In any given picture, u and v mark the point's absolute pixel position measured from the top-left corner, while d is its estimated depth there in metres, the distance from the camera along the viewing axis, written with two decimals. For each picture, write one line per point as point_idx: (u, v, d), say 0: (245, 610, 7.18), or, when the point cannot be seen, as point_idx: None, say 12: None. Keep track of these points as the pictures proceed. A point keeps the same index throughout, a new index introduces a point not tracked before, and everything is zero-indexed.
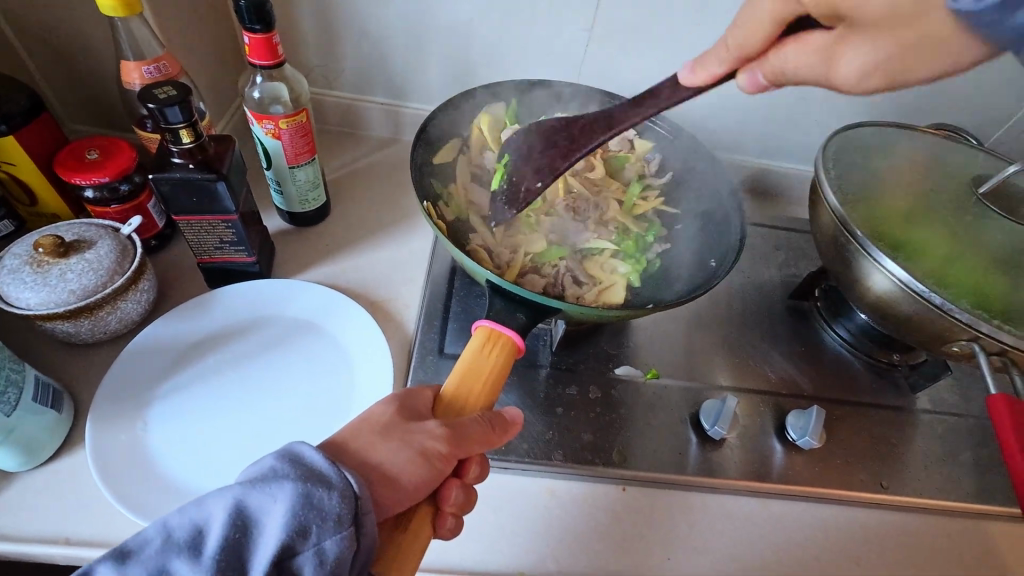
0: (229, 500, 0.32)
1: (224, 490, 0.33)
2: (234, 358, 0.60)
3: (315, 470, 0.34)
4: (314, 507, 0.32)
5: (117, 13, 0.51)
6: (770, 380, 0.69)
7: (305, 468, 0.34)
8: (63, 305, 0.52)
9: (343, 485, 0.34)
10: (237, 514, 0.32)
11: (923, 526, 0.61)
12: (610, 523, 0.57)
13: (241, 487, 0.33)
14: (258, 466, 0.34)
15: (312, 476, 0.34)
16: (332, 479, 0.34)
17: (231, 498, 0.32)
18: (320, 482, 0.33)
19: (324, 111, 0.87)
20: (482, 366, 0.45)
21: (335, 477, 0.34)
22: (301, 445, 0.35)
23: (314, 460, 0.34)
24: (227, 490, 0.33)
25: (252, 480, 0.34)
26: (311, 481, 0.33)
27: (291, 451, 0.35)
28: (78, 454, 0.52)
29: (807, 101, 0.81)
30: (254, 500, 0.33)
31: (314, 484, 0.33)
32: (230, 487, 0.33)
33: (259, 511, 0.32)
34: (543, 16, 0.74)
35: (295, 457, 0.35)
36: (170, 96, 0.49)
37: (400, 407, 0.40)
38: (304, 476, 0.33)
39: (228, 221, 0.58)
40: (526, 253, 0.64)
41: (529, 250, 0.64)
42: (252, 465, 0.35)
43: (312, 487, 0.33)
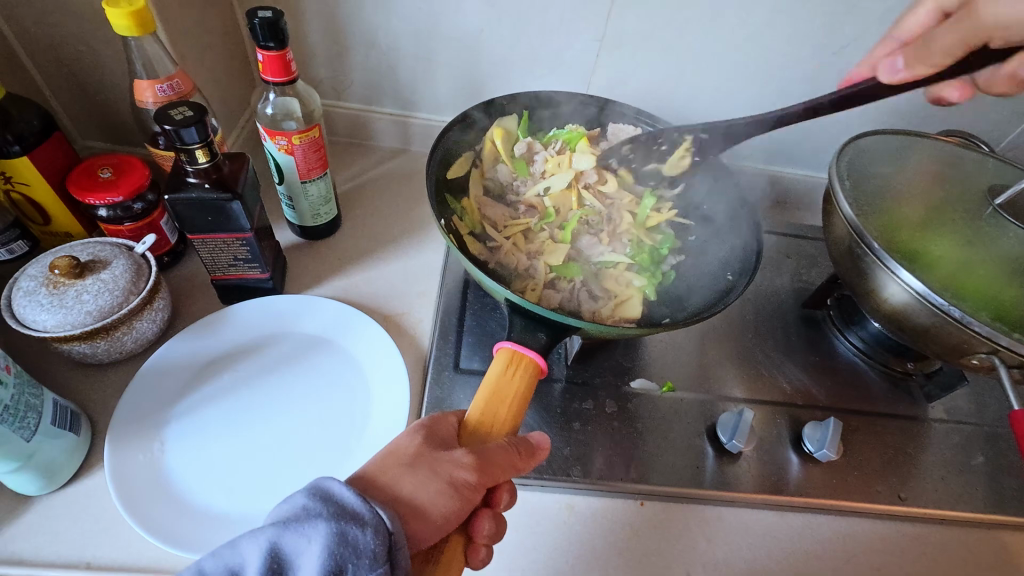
0: (264, 542, 0.32)
1: (256, 533, 0.33)
2: (248, 376, 0.60)
3: (347, 508, 0.34)
4: (349, 545, 0.32)
5: (131, 33, 0.51)
6: (785, 391, 0.69)
7: (337, 505, 0.34)
8: (80, 326, 0.51)
9: (376, 521, 0.34)
10: (272, 556, 0.32)
11: (941, 537, 0.61)
12: (629, 538, 0.57)
13: (274, 529, 0.33)
14: (288, 504, 0.34)
15: (345, 514, 0.34)
16: (364, 517, 0.34)
17: (265, 541, 0.32)
18: (354, 520, 0.33)
19: (333, 122, 0.87)
20: (506, 388, 0.45)
21: (368, 514, 0.34)
22: (330, 481, 0.35)
23: (346, 497, 0.34)
24: (259, 531, 0.33)
25: (283, 520, 0.34)
26: (344, 519, 0.33)
27: (320, 488, 0.35)
28: (96, 476, 0.52)
29: (818, 108, 0.81)
30: (288, 541, 0.33)
31: (348, 522, 0.33)
32: (263, 529, 0.33)
33: (294, 552, 0.32)
34: (553, 27, 0.74)
35: (325, 493, 0.35)
36: (186, 117, 0.49)
37: (427, 437, 0.40)
38: (337, 514, 0.33)
39: (243, 239, 0.58)
40: (547, 266, 0.64)
41: (550, 262, 0.64)
42: (282, 503, 0.35)
43: (346, 526, 0.33)
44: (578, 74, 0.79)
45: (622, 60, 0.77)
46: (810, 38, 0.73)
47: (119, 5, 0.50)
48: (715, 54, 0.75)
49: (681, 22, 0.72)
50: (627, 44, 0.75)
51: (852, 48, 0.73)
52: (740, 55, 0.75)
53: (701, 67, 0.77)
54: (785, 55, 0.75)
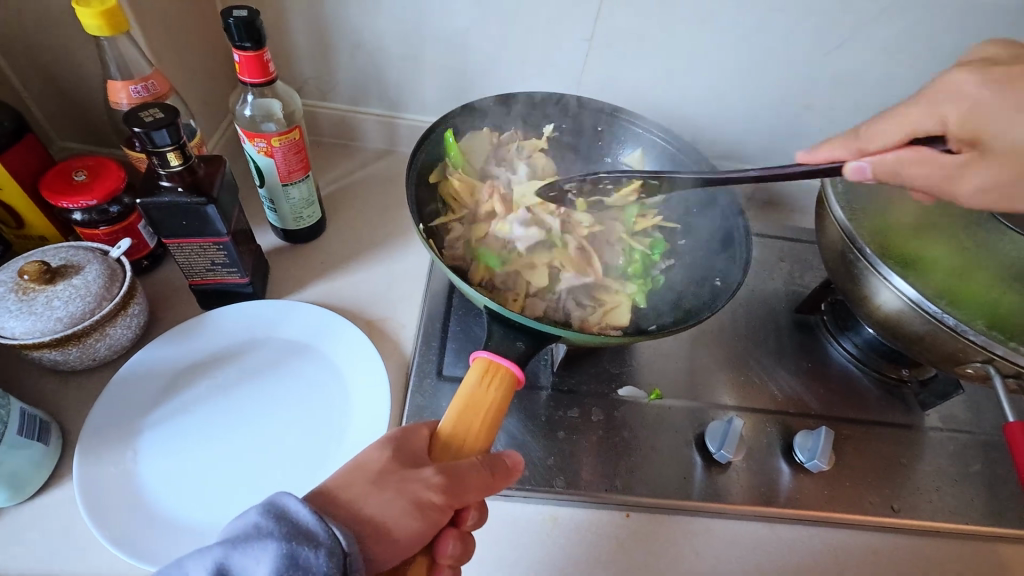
0: (210, 564, 0.31)
1: (205, 552, 0.32)
2: (227, 383, 0.59)
3: (300, 526, 0.33)
4: (299, 568, 0.31)
5: (103, 33, 0.50)
6: (777, 398, 0.67)
7: (291, 525, 0.33)
8: (50, 333, 0.50)
9: (331, 542, 0.33)
10: None
11: (936, 549, 0.60)
12: (615, 551, 0.55)
13: (223, 549, 0.32)
14: (239, 523, 0.33)
15: (297, 533, 0.32)
16: (318, 537, 0.32)
17: (212, 562, 0.31)
18: (307, 540, 0.32)
19: (319, 123, 0.86)
20: (482, 400, 0.43)
21: (322, 534, 0.33)
22: (284, 497, 0.33)
23: (301, 515, 0.33)
24: (209, 551, 0.32)
25: (233, 539, 0.33)
26: (296, 540, 0.32)
27: (275, 504, 0.34)
28: (66, 487, 0.50)
29: (811, 110, 0.79)
30: (236, 563, 0.32)
31: (300, 542, 0.32)
32: (210, 548, 0.32)
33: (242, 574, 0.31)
34: (541, 27, 0.73)
35: (279, 510, 0.33)
36: (157, 119, 0.47)
37: (395, 452, 0.39)
38: (289, 533, 0.32)
39: (220, 243, 0.57)
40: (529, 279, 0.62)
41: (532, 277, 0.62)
42: (236, 520, 0.34)
43: (297, 547, 0.32)
44: (567, 75, 0.78)
45: (611, 60, 0.76)
46: (803, 38, 0.71)
47: (90, 4, 0.49)
48: (705, 54, 0.74)
49: (671, 22, 0.71)
50: (616, 44, 0.74)
51: (845, 49, 0.72)
52: (731, 55, 0.74)
53: (691, 67, 0.75)
54: (778, 56, 0.73)
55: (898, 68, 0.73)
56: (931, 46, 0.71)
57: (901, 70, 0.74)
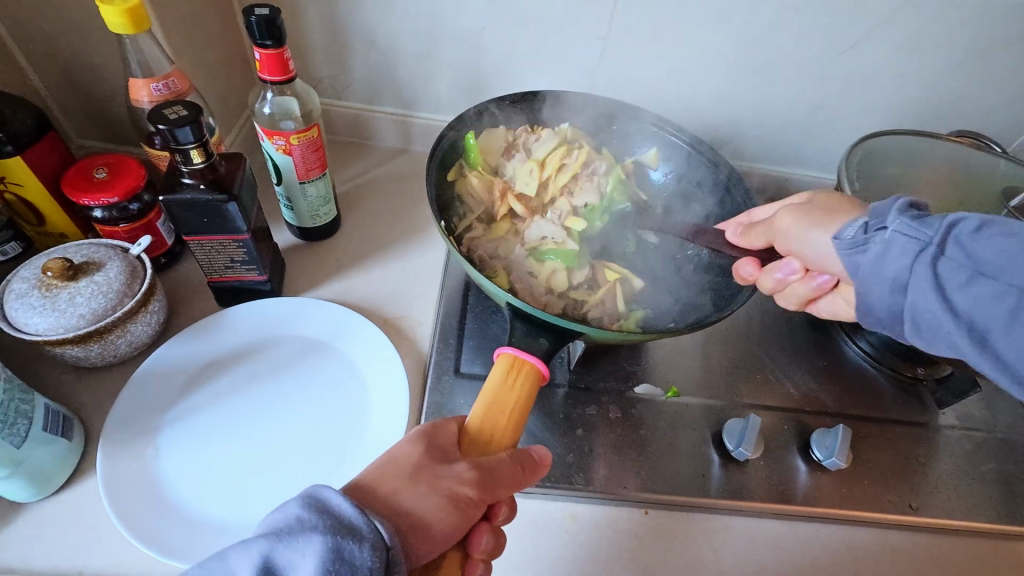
0: (256, 557, 0.31)
1: (247, 545, 0.32)
2: (246, 381, 0.59)
3: (343, 520, 0.33)
4: (345, 561, 0.31)
5: (126, 31, 0.50)
6: (793, 396, 0.67)
7: (334, 519, 0.33)
8: (74, 330, 0.50)
9: (373, 536, 0.33)
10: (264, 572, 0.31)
11: (955, 547, 0.59)
12: (634, 548, 0.55)
13: (268, 542, 0.32)
14: (283, 516, 0.33)
15: (341, 527, 0.32)
16: (361, 531, 0.32)
17: (258, 555, 0.31)
18: (350, 534, 0.32)
19: (333, 122, 0.86)
20: (508, 396, 0.43)
21: (364, 528, 0.33)
22: (326, 492, 0.33)
23: (343, 509, 0.33)
24: (252, 544, 0.32)
25: (276, 532, 0.32)
26: (340, 534, 0.32)
27: (316, 498, 0.33)
28: (89, 482, 0.51)
29: (825, 108, 0.79)
30: (282, 556, 0.31)
31: (344, 536, 0.32)
32: (255, 541, 0.31)
33: (288, 568, 0.31)
34: (557, 25, 0.73)
35: (322, 504, 0.33)
36: (181, 116, 0.48)
37: (427, 447, 0.39)
38: (333, 528, 0.32)
39: (240, 240, 0.57)
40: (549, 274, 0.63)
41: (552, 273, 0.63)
42: (276, 514, 0.33)
43: (342, 540, 0.32)
44: (582, 73, 0.78)
45: (626, 59, 0.76)
46: (819, 36, 0.71)
47: (114, 2, 0.49)
48: (720, 53, 0.74)
49: (687, 21, 0.71)
50: (631, 43, 0.74)
51: (861, 47, 0.72)
52: (746, 54, 0.74)
53: (706, 65, 0.75)
54: (793, 55, 0.73)
55: (914, 66, 0.73)
56: (947, 44, 0.71)
57: (916, 68, 0.74)
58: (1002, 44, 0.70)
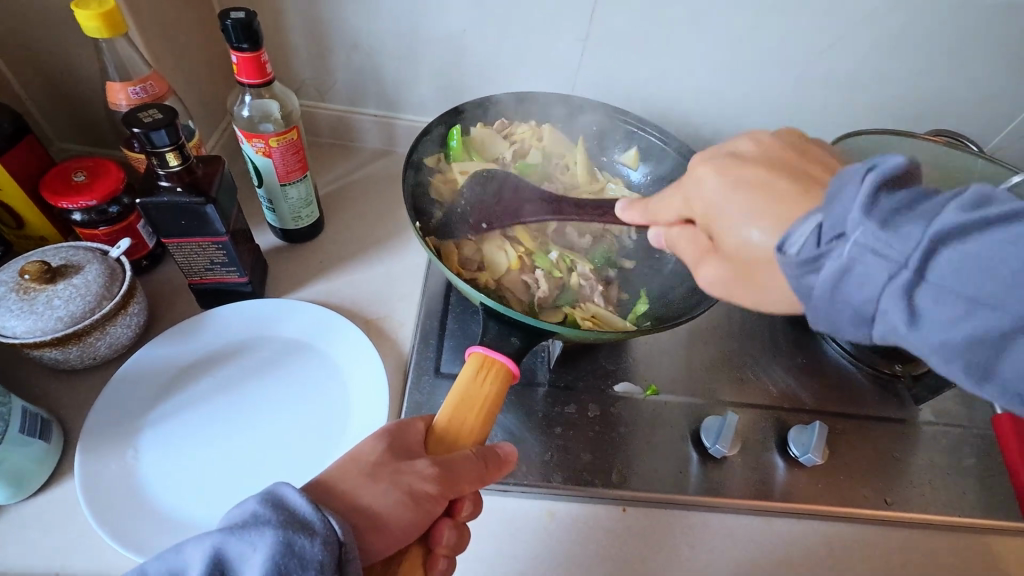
0: (208, 548, 0.32)
1: (202, 538, 0.32)
2: (226, 382, 0.59)
3: (297, 515, 0.33)
4: (294, 555, 0.31)
5: (102, 35, 0.50)
6: (771, 394, 0.68)
7: (287, 514, 0.33)
8: (51, 331, 0.51)
9: (326, 531, 0.33)
10: (215, 564, 0.31)
11: (929, 541, 0.60)
12: (611, 545, 0.56)
13: (221, 534, 0.32)
14: (239, 510, 0.33)
15: (294, 521, 0.33)
16: (313, 526, 0.33)
17: (209, 546, 0.31)
18: (302, 529, 0.32)
19: (317, 124, 0.86)
20: (476, 395, 0.44)
21: (317, 523, 0.33)
22: (283, 488, 0.34)
23: (297, 504, 0.34)
24: (206, 537, 0.32)
25: (232, 525, 0.33)
26: (291, 529, 0.32)
27: (274, 494, 0.34)
28: (67, 484, 0.51)
29: (805, 108, 0.80)
30: (233, 548, 0.32)
31: (295, 531, 0.32)
32: (208, 534, 0.32)
33: (237, 561, 0.31)
34: (537, 28, 0.73)
35: (277, 500, 0.34)
36: (156, 119, 0.48)
37: (389, 444, 0.39)
38: (285, 522, 0.33)
39: (218, 242, 0.57)
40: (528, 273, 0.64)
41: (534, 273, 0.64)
42: (237, 508, 0.34)
43: (293, 535, 0.32)
44: (563, 74, 0.79)
45: (607, 60, 0.76)
46: (796, 37, 0.72)
47: (89, 7, 0.49)
48: (700, 54, 0.75)
49: (665, 23, 0.72)
50: (610, 44, 0.75)
51: (838, 48, 0.73)
52: (724, 56, 0.75)
53: (686, 66, 0.76)
54: (771, 55, 0.74)
55: (891, 66, 0.74)
56: (922, 46, 0.72)
57: (893, 70, 0.75)
58: (975, 44, 0.71)
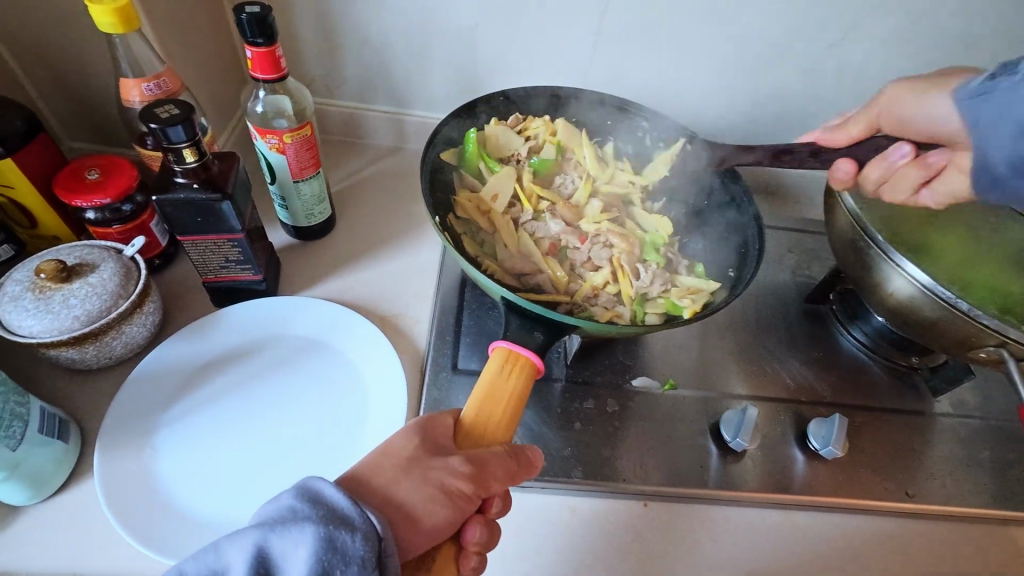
0: (250, 545, 0.31)
1: (242, 534, 0.32)
2: (242, 380, 0.59)
3: (336, 511, 0.33)
4: (337, 550, 0.31)
5: (116, 30, 0.50)
6: (788, 387, 0.68)
7: (326, 509, 0.33)
8: (68, 331, 0.50)
9: (366, 527, 0.33)
10: (258, 562, 0.31)
11: (950, 533, 0.60)
12: (633, 540, 0.55)
13: (260, 531, 0.32)
14: (277, 506, 0.33)
15: (334, 518, 0.32)
16: (354, 521, 0.33)
17: (252, 543, 0.31)
18: (343, 524, 0.32)
19: (326, 121, 0.86)
20: (504, 390, 0.43)
21: (357, 519, 0.33)
22: (320, 483, 0.33)
23: (336, 500, 0.33)
24: (244, 535, 0.32)
25: (268, 522, 0.32)
26: (333, 524, 0.32)
27: (311, 489, 0.34)
28: (85, 484, 0.50)
29: (818, 100, 0.79)
30: (276, 545, 0.31)
31: (336, 527, 0.32)
32: (249, 530, 0.31)
33: (281, 557, 0.31)
34: (549, 21, 0.73)
35: (316, 496, 0.33)
36: (173, 115, 0.47)
37: (421, 439, 0.39)
38: (325, 518, 0.32)
39: (234, 240, 0.57)
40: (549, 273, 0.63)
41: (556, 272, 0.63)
42: (271, 505, 0.33)
43: (334, 530, 0.32)
44: (575, 68, 0.78)
45: (619, 53, 0.76)
46: (810, 27, 0.71)
47: (103, 2, 0.49)
48: (713, 46, 0.74)
49: (678, 16, 0.71)
50: (622, 38, 0.74)
51: (852, 38, 0.72)
52: (736, 49, 0.74)
53: (698, 58, 0.76)
54: (785, 47, 0.73)
55: (905, 57, 0.74)
56: (936, 36, 0.71)
57: (907, 60, 0.74)
58: (989, 33, 0.71)
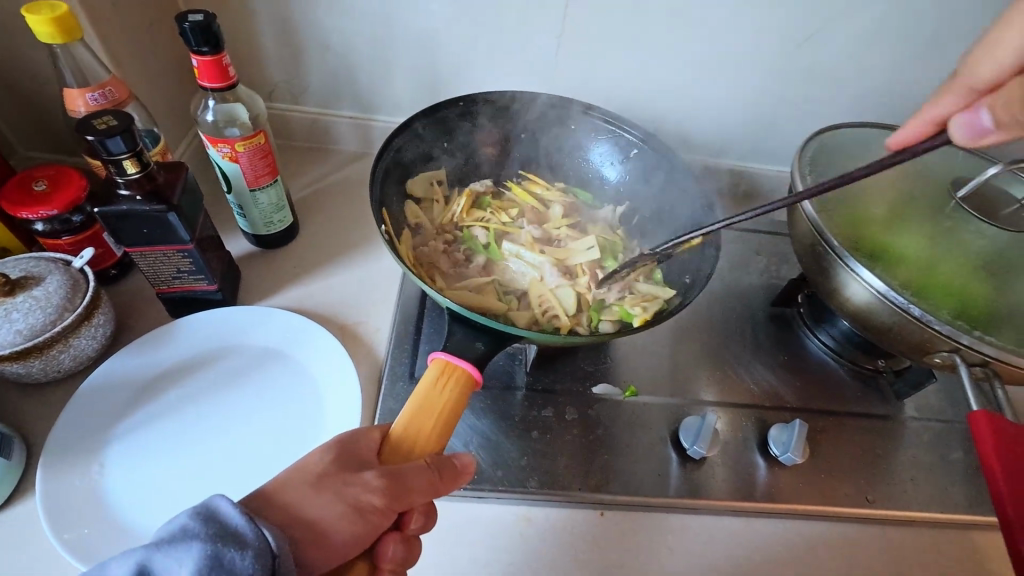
0: (132, 564, 0.30)
1: (128, 553, 0.31)
2: (195, 392, 0.58)
3: (228, 528, 0.32)
4: (223, 568, 0.30)
5: (55, 41, 0.49)
6: (752, 392, 0.67)
7: (218, 526, 0.32)
8: (10, 346, 0.49)
9: (258, 543, 0.32)
10: None
11: (911, 538, 0.60)
12: (588, 550, 0.55)
13: (146, 550, 0.31)
14: (168, 524, 0.32)
15: (225, 535, 0.32)
16: (245, 538, 0.32)
17: (133, 563, 0.30)
18: (233, 541, 0.31)
19: (292, 127, 0.85)
20: (435, 401, 0.43)
21: (250, 535, 0.32)
22: (216, 500, 0.33)
23: (230, 517, 0.33)
24: (129, 554, 0.31)
25: (159, 541, 0.32)
26: (222, 541, 0.31)
27: (206, 506, 0.33)
28: (29, 501, 0.50)
29: (784, 102, 0.79)
30: (158, 564, 0.31)
31: (226, 544, 0.31)
32: (132, 549, 0.31)
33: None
34: (510, 25, 0.72)
35: (210, 512, 0.33)
36: (111, 126, 0.47)
37: (338, 454, 0.38)
38: (215, 535, 0.32)
39: (184, 251, 0.56)
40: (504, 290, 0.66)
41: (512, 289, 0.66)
42: (165, 523, 0.33)
43: (222, 548, 0.31)
44: (539, 72, 0.78)
45: (583, 57, 0.75)
46: (773, 29, 0.71)
47: (41, 12, 0.48)
48: (676, 50, 0.74)
49: (640, 19, 0.71)
50: (585, 41, 0.74)
51: (815, 40, 0.72)
52: (699, 51, 0.74)
53: (663, 61, 0.75)
54: (749, 49, 0.73)
55: (869, 59, 0.73)
56: (899, 37, 0.71)
57: (871, 62, 0.74)
58: (951, 35, 0.70)
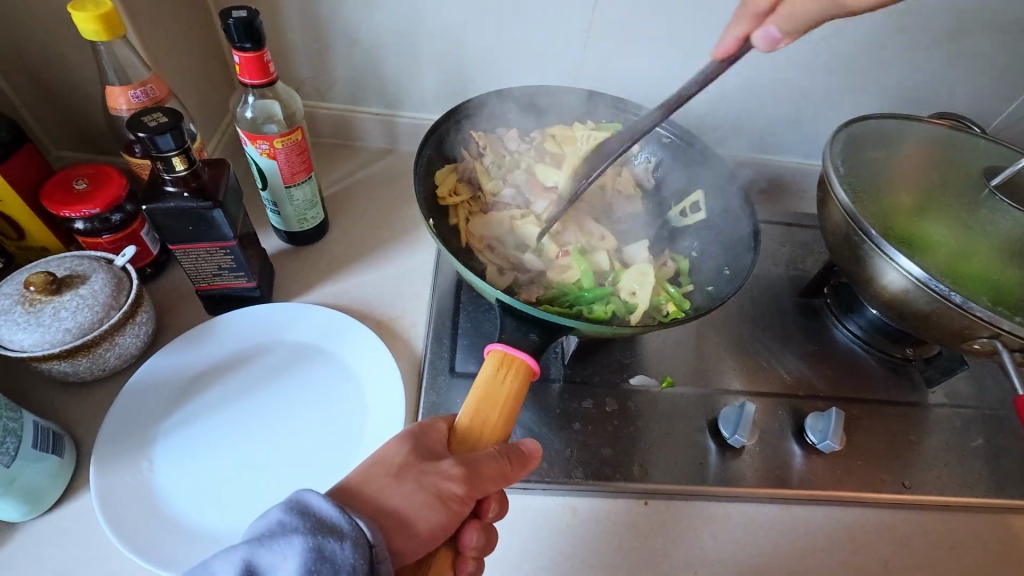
0: (238, 561, 0.31)
1: (230, 550, 0.32)
2: (238, 390, 0.58)
3: (324, 520, 0.33)
4: (326, 559, 0.31)
5: (99, 38, 0.49)
6: (785, 381, 0.68)
7: (315, 519, 0.33)
8: (60, 344, 0.49)
9: (355, 534, 0.33)
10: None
11: (947, 523, 0.61)
12: (633, 538, 0.56)
13: (249, 546, 0.32)
14: (265, 520, 0.33)
15: (322, 527, 0.32)
16: (342, 530, 0.33)
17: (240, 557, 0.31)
18: (331, 533, 0.32)
19: (317, 124, 0.85)
20: (498, 393, 0.43)
21: (346, 526, 0.33)
22: (307, 493, 0.33)
23: (324, 510, 0.33)
24: (233, 550, 0.32)
25: (259, 536, 0.32)
26: (321, 533, 0.32)
27: (298, 500, 0.34)
28: (83, 499, 0.50)
29: (807, 94, 0.80)
30: (264, 559, 0.31)
31: (324, 536, 0.32)
32: (237, 546, 0.31)
33: (269, 570, 0.31)
34: (539, 20, 0.73)
35: (303, 506, 0.33)
36: (161, 123, 0.47)
37: (413, 446, 0.39)
38: (313, 528, 0.32)
39: (226, 247, 0.56)
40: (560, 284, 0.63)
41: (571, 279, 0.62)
42: (260, 519, 0.33)
43: (322, 540, 0.32)
44: (567, 67, 0.78)
45: (610, 49, 0.75)
46: None
47: (86, 8, 0.48)
48: (704, 42, 0.74)
49: (668, 14, 0.71)
50: (613, 36, 0.74)
51: (842, 31, 0.72)
52: None
53: (689, 53, 0.75)
54: (774, 44, 0.74)
55: (893, 50, 0.74)
56: (924, 30, 0.72)
57: (894, 55, 0.75)
58: (972, 29, 0.71)
